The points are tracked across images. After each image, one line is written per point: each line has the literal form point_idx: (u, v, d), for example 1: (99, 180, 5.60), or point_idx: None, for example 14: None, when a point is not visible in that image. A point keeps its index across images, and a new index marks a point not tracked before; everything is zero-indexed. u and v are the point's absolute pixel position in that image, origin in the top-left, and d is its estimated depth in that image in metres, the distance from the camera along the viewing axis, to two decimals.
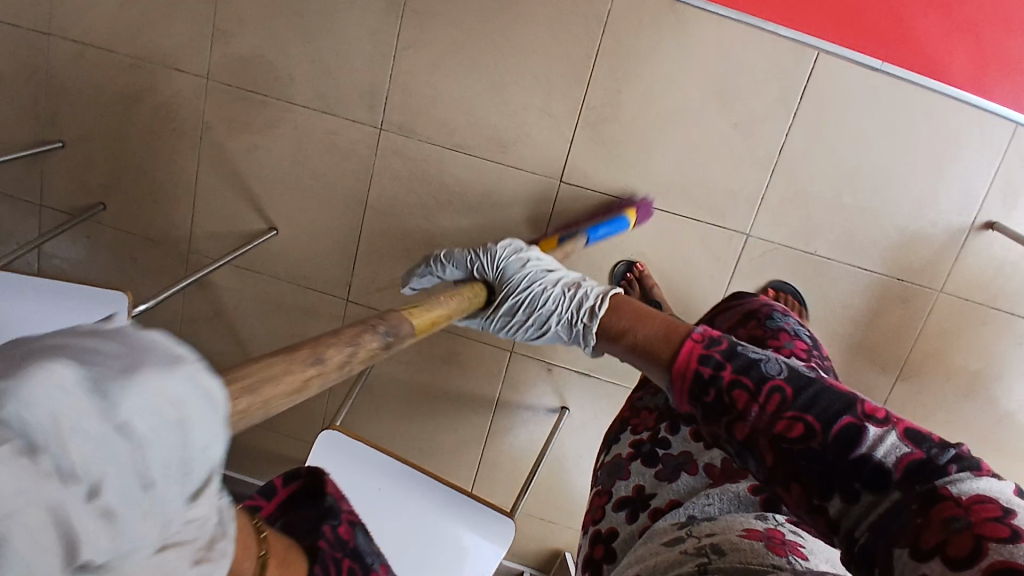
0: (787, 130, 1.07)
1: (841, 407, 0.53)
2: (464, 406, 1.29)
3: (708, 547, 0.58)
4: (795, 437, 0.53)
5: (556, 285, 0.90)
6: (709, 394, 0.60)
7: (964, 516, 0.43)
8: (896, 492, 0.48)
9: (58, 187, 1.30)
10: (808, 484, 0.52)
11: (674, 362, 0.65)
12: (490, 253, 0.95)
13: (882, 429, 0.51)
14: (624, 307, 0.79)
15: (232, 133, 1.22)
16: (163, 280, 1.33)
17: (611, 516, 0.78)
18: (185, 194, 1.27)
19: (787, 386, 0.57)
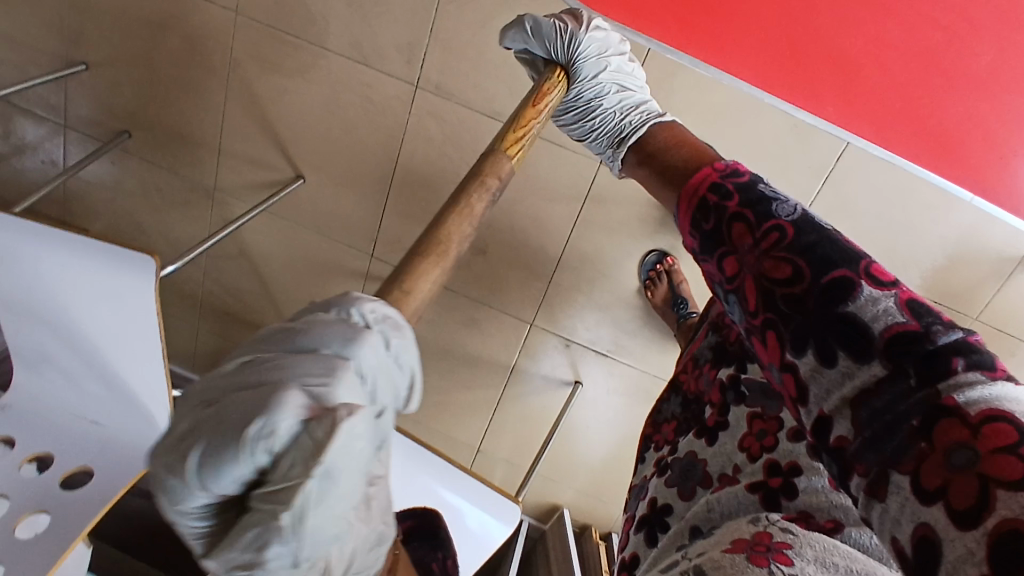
0: (847, 140, 1.00)
1: (841, 256, 0.42)
2: (481, 367, 1.31)
3: (692, 568, 0.53)
4: (782, 282, 0.44)
5: (617, 104, 0.87)
6: (709, 222, 0.54)
7: (969, 447, 0.32)
8: (880, 367, 0.37)
9: (82, 108, 1.26)
10: (785, 335, 0.44)
11: (691, 186, 0.59)
12: (571, 40, 0.83)
13: (881, 292, 0.40)
14: (663, 134, 0.77)
15: (262, 74, 1.16)
16: (189, 214, 1.32)
17: (635, 540, 0.76)
18: (212, 131, 1.23)
19: (789, 224, 0.46)
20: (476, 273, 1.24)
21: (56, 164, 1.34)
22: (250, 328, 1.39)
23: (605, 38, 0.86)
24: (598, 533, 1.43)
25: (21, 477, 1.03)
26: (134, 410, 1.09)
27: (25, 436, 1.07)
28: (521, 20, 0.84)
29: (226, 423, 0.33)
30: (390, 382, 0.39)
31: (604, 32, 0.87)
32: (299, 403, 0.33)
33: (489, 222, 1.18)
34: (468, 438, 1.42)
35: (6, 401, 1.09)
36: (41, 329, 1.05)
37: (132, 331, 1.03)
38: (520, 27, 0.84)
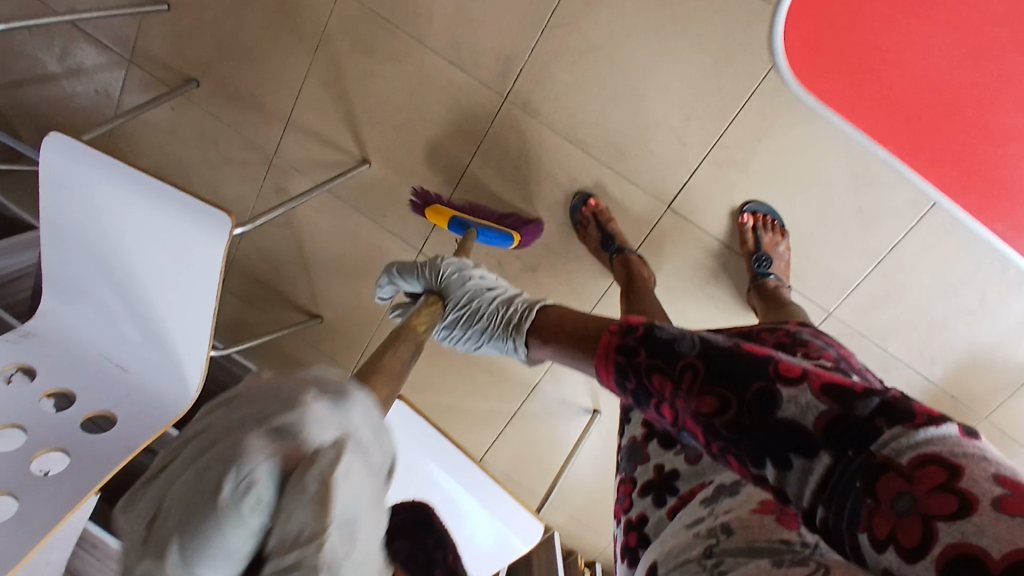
0: (905, 232, 1.08)
1: (751, 370, 0.48)
2: (504, 378, 1.34)
3: (718, 526, 0.55)
4: (714, 412, 0.49)
5: (495, 300, 0.93)
6: (631, 380, 0.60)
7: (908, 492, 0.36)
8: (827, 456, 0.41)
9: (155, 46, 1.23)
10: (741, 454, 0.46)
11: (601, 350, 0.68)
12: (432, 266, 0.95)
13: (797, 390, 0.44)
14: (551, 312, 0.86)
15: (352, 54, 1.15)
16: (242, 174, 1.30)
17: (640, 503, 0.70)
18: (285, 98, 1.21)
19: (696, 360, 0.53)
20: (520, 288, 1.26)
21: (111, 96, 1.30)
22: (278, 298, 1.38)
23: (461, 260, 0.96)
24: (583, 559, 1.45)
25: (39, 409, 0.99)
26: (162, 363, 1.05)
27: (48, 369, 1.04)
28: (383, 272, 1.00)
29: (203, 489, 0.37)
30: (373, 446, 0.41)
31: (458, 257, 0.98)
32: (269, 445, 0.37)
33: (546, 242, 1.21)
34: (473, 444, 1.43)
35: (33, 329, 1.06)
36: (89, 262, 1.03)
37: (177, 289, 1.00)
38: (384, 277, 1.00)
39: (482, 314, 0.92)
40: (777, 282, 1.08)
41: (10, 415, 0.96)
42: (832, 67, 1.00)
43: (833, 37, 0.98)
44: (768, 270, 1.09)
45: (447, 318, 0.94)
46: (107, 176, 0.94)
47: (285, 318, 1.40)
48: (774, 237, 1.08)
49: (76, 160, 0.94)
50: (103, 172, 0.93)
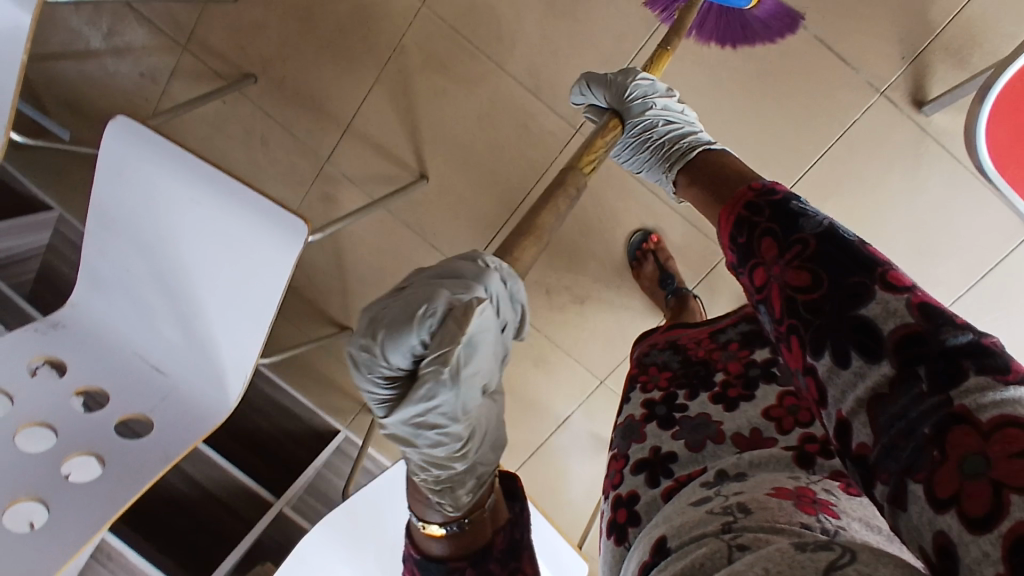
0: (954, 298, 1.10)
1: (860, 263, 0.44)
2: (535, 409, 1.31)
3: (734, 505, 0.47)
4: (802, 289, 0.47)
5: (669, 134, 0.86)
6: (742, 237, 0.56)
7: (980, 451, 0.32)
8: (889, 366, 0.39)
9: (213, 35, 1.20)
10: (805, 339, 0.46)
11: (729, 202, 0.61)
12: (619, 84, 0.87)
13: (893, 296, 0.41)
14: (704, 160, 0.76)
15: (425, 69, 1.15)
16: (288, 176, 1.27)
17: (631, 479, 0.64)
18: (348, 104, 1.20)
19: (811, 238, 0.48)
20: (564, 320, 1.25)
21: (155, 81, 1.26)
22: (308, 307, 1.34)
23: (653, 80, 0.86)
24: None
25: (70, 407, 0.93)
26: (204, 369, 1.00)
27: (77, 363, 0.98)
28: (579, 82, 0.93)
29: (406, 308, 0.46)
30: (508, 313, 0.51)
31: (651, 77, 0.87)
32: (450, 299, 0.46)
33: (597, 275, 1.21)
34: None
35: (63, 319, 1.00)
36: (132, 252, 0.98)
37: (221, 273, 0.94)
38: (576, 88, 0.93)
39: (653, 142, 0.87)
40: None
41: (40, 412, 0.91)
42: None
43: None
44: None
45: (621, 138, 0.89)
46: (173, 168, 0.90)
47: (313, 328, 1.35)
48: None
49: (142, 150, 0.90)
50: (171, 163, 0.90)
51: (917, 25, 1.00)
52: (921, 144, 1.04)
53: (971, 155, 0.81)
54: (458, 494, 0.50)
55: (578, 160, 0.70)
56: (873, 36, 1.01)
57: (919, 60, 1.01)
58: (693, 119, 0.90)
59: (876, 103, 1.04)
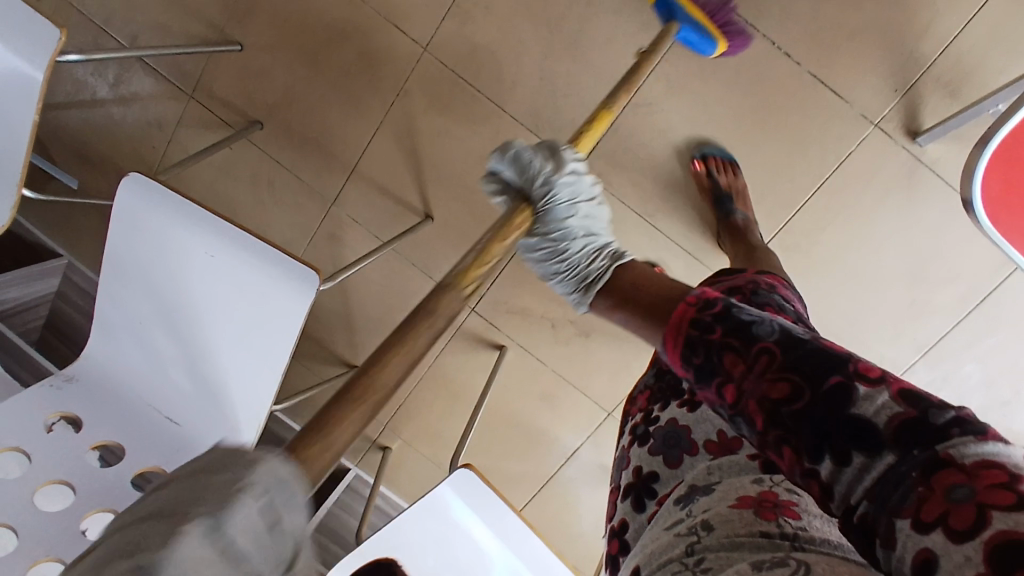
0: (953, 325, 1.11)
1: (828, 364, 0.44)
2: (543, 442, 1.32)
3: (698, 524, 0.54)
4: (783, 399, 0.44)
5: (582, 246, 0.88)
6: (700, 357, 0.54)
7: (965, 484, 0.34)
8: (891, 453, 0.38)
9: (218, 83, 1.22)
10: (799, 446, 0.42)
11: (671, 325, 0.61)
12: (548, 180, 0.78)
13: (874, 390, 0.41)
14: (629, 274, 0.83)
15: (429, 112, 1.17)
16: (293, 220, 1.27)
17: (624, 508, 0.72)
18: (353, 148, 1.21)
19: (775, 345, 0.48)
20: (570, 353, 1.26)
21: (162, 128, 1.27)
22: (316, 347, 1.35)
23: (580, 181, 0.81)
24: None
25: (87, 462, 0.93)
26: (217, 416, 1.00)
27: (91, 419, 0.98)
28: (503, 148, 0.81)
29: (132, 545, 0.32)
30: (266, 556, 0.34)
31: (578, 171, 0.82)
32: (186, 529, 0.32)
33: None
34: None
35: (76, 373, 1.01)
36: (145, 308, 0.99)
37: (229, 317, 0.95)
38: (502, 154, 0.81)
39: (566, 255, 0.88)
40: (744, 220, 1.06)
41: (58, 470, 0.91)
42: None
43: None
44: (733, 208, 1.07)
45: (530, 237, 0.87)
46: (183, 227, 0.92)
47: (322, 368, 1.37)
48: (728, 177, 1.08)
49: (151, 211, 0.92)
50: (179, 223, 0.92)
51: (909, 59, 1.02)
52: (916, 174, 1.06)
53: (964, 184, 0.80)
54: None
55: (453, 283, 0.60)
56: (867, 70, 1.04)
57: (913, 91, 1.03)
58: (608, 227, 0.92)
59: (872, 134, 1.06)
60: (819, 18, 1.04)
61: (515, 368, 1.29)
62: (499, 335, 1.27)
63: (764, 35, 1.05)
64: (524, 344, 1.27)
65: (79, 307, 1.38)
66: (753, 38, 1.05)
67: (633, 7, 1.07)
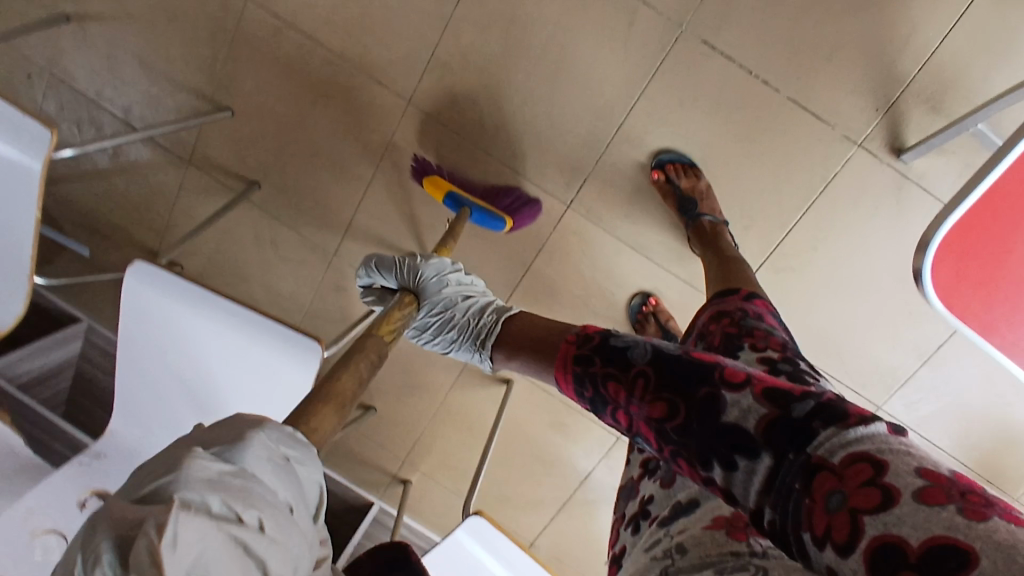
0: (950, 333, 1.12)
1: (699, 380, 0.51)
2: (557, 466, 1.35)
3: (675, 547, 0.61)
4: (666, 420, 0.52)
5: (467, 313, 0.96)
6: (592, 390, 0.63)
7: (838, 488, 0.39)
8: (768, 456, 0.44)
9: (213, 149, 1.26)
10: (692, 458, 0.49)
11: (561, 365, 0.70)
12: (412, 267, 0.95)
13: (739, 396, 0.48)
14: (516, 320, 0.89)
15: (417, 162, 1.20)
16: (300, 272, 1.32)
17: (624, 536, 0.75)
18: (348, 200, 1.25)
19: (649, 369, 0.56)
20: None
21: (164, 195, 1.32)
22: None
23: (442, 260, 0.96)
24: None
25: None
26: None
27: None
28: (363, 262, 1.01)
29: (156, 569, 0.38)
30: (287, 494, 0.42)
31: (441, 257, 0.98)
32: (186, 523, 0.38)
33: None
34: (522, 531, 1.44)
35: (103, 449, 1.07)
36: (160, 383, 1.04)
37: (230, 370, 0.99)
38: (363, 268, 1.01)
39: (456, 320, 0.96)
40: (712, 221, 1.07)
41: None
42: (979, 257, 0.73)
43: (996, 273, 0.73)
44: (699, 211, 1.07)
45: (419, 319, 0.97)
46: (170, 306, 0.97)
47: None
48: (690, 181, 1.08)
49: (137, 299, 0.97)
50: (164, 302, 0.97)
51: (887, 78, 1.02)
52: (903, 189, 1.06)
53: (915, 255, 0.75)
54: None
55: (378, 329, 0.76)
56: (847, 90, 1.03)
57: (894, 110, 1.03)
58: (484, 288, 1.02)
59: (855, 154, 1.06)
60: (796, 43, 1.02)
61: (523, 399, 1.32)
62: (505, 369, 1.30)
63: (739, 65, 1.05)
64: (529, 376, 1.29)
65: (103, 368, 1.44)
66: (729, 68, 1.05)
67: (607, 46, 1.07)
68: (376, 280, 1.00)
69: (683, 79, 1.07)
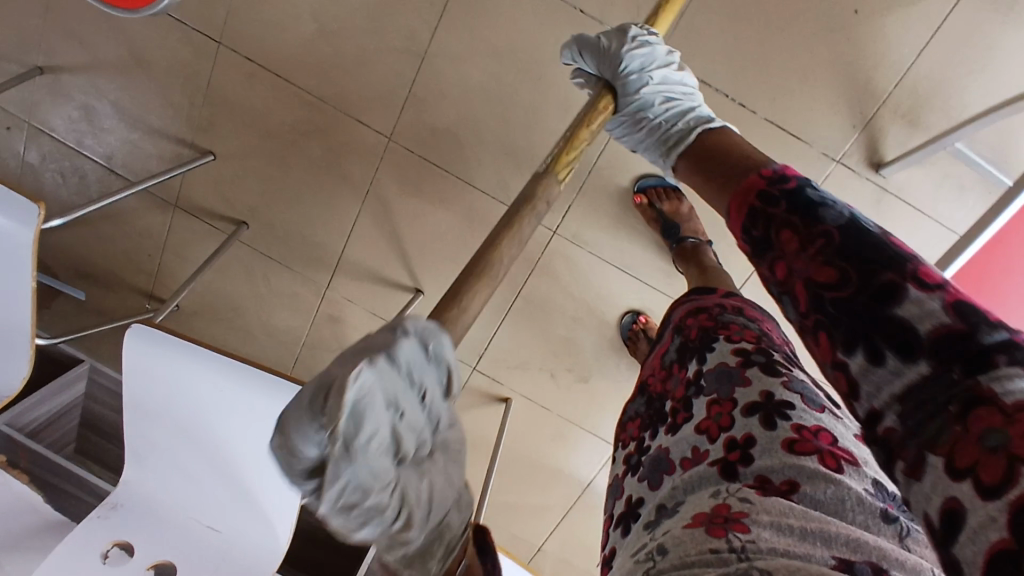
0: None
1: (889, 257, 0.45)
2: (559, 475, 1.39)
3: (657, 549, 0.56)
4: (828, 285, 0.47)
5: (664, 112, 0.87)
6: (757, 228, 0.56)
7: (1002, 431, 0.35)
8: (925, 365, 0.40)
9: (198, 192, 1.27)
10: (835, 334, 0.47)
11: (738, 191, 0.61)
12: (616, 54, 0.86)
13: (926, 295, 0.42)
14: (709, 140, 0.77)
15: (402, 195, 1.21)
16: (295, 304, 1.35)
17: (612, 537, 0.70)
18: (336, 234, 1.26)
19: (835, 229, 0.49)
20: (572, 397, 1.30)
21: (153, 237, 1.33)
22: None
23: (651, 51, 0.86)
24: None
25: None
26: (253, 521, 1.09)
27: (142, 542, 1.08)
28: (568, 42, 0.93)
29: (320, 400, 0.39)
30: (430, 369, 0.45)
31: (652, 44, 0.86)
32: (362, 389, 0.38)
33: (597, 355, 1.26)
34: (530, 537, 1.49)
35: (119, 500, 1.10)
36: (167, 435, 1.07)
37: (231, 418, 1.02)
38: (565, 49, 0.93)
39: (649, 121, 0.88)
40: (695, 242, 1.06)
41: None
42: None
43: None
44: (682, 233, 1.07)
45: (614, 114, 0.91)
46: (163, 363, 1.00)
47: None
48: (673, 203, 1.09)
49: (133, 356, 1.00)
50: (159, 361, 1.00)
51: (864, 94, 1.02)
52: (884, 201, 1.07)
53: None
54: (428, 565, 0.47)
55: (554, 165, 0.77)
56: (824, 107, 1.04)
57: (871, 124, 1.03)
58: (691, 90, 0.91)
59: (834, 170, 1.06)
60: (769, 64, 1.03)
61: (522, 415, 1.34)
62: (503, 388, 1.33)
63: (716, 88, 1.05)
64: (527, 394, 1.32)
65: (110, 406, 1.48)
66: (706, 92, 1.05)
67: None
68: (578, 64, 0.93)
69: None
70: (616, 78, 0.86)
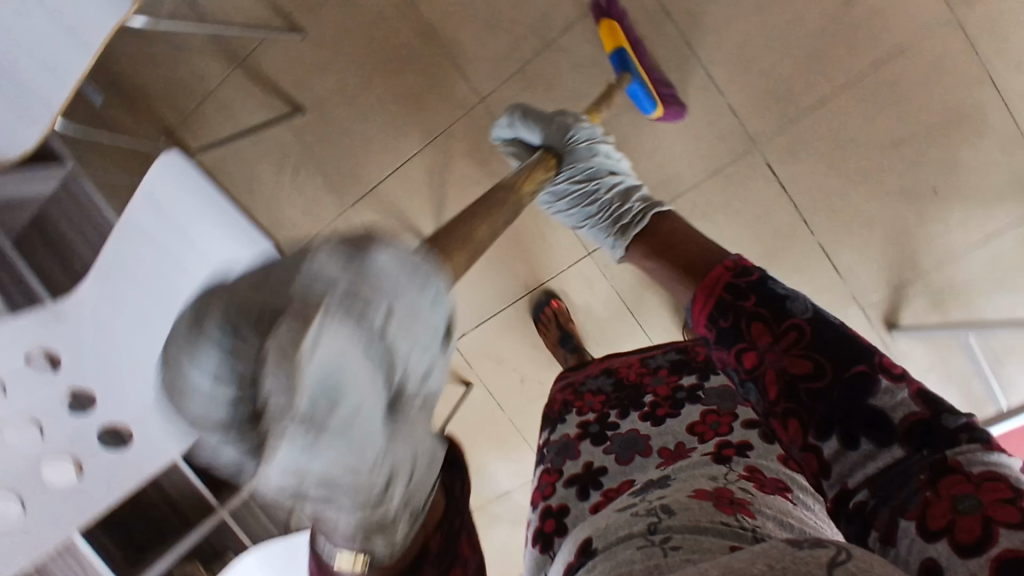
0: None
1: (854, 354, 0.49)
2: (480, 477, 1.39)
3: (657, 508, 0.57)
4: (805, 377, 0.49)
5: (611, 190, 0.94)
6: (724, 320, 0.57)
7: (973, 495, 0.40)
8: (901, 450, 0.44)
9: (272, 61, 1.24)
10: (808, 422, 0.48)
11: (701, 283, 0.62)
12: (565, 125, 0.93)
13: (895, 387, 0.47)
14: (665, 223, 0.80)
15: (467, 157, 1.21)
16: (310, 208, 1.31)
17: (562, 492, 0.75)
18: (386, 162, 1.25)
19: (805, 324, 0.52)
20: (529, 409, 1.33)
21: (204, 81, 1.29)
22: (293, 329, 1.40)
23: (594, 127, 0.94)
24: None
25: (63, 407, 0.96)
26: None
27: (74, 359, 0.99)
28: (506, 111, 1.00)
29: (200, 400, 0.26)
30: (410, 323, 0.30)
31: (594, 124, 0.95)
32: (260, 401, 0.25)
33: None
34: None
35: None
36: None
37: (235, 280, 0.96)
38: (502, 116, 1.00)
39: (597, 197, 0.94)
40: None
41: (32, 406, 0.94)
42: None
43: None
44: None
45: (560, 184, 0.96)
46: (188, 198, 0.93)
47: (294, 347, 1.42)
48: None
49: (163, 180, 0.92)
50: (192, 187, 0.93)
51: (907, 260, 1.11)
52: None
53: None
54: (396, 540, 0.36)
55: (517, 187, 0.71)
56: (869, 256, 1.12)
57: (901, 289, 1.12)
58: (630, 170, 0.99)
59: (852, 314, 1.15)
60: (842, 199, 1.10)
61: (474, 407, 1.35)
62: (468, 374, 1.33)
63: (789, 197, 1.11)
64: (489, 387, 1.33)
65: None
66: (780, 196, 1.12)
67: (683, 130, 1.12)
68: (517, 131, 0.99)
69: (736, 187, 1.12)
70: (561, 142, 0.93)
